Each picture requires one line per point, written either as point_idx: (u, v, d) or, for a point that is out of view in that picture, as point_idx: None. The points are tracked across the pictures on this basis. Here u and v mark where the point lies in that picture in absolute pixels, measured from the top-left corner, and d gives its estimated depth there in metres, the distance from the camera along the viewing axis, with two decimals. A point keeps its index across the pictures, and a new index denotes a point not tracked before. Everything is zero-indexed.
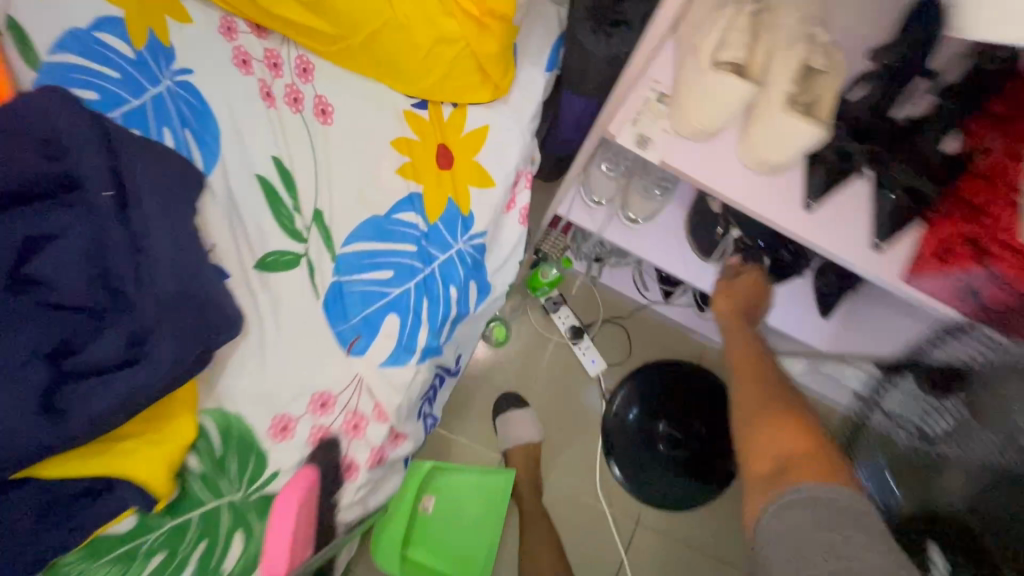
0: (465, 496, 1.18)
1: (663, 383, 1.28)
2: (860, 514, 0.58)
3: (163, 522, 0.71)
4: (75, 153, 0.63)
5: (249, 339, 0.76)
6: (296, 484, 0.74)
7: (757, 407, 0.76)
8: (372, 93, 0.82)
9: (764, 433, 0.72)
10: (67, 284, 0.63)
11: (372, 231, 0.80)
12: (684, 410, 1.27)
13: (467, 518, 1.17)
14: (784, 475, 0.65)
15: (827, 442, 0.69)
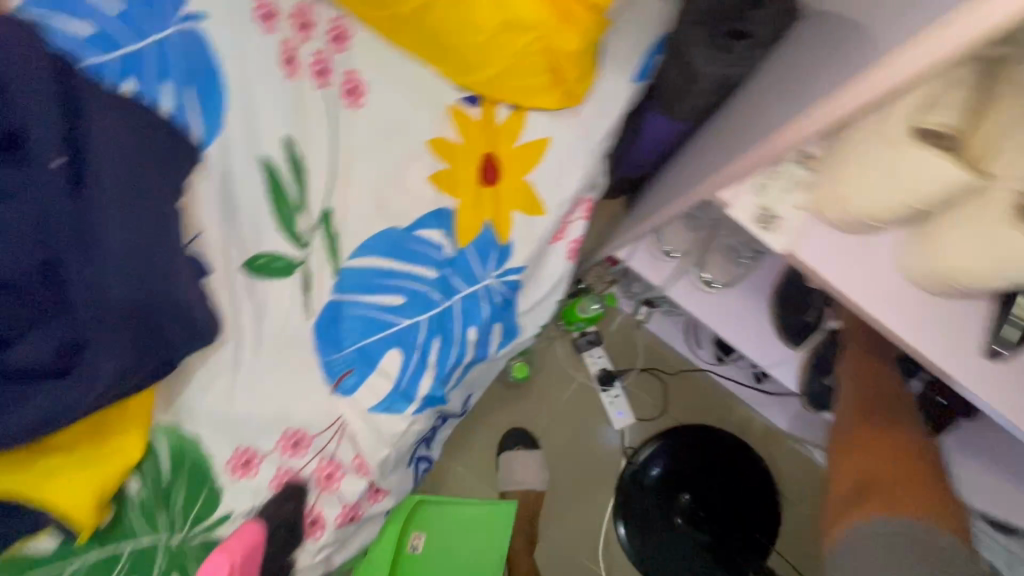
0: (462, 533, 0.97)
1: (696, 450, 1.11)
2: (931, 552, 0.48)
3: (88, 552, 0.59)
4: (24, 104, 0.49)
5: (222, 352, 0.63)
6: (240, 539, 0.58)
7: (847, 423, 0.64)
8: (415, 78, 0.67)
9: (853, 455, 0.61)
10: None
11: (388, 246, 0.66)
12: (711, 484, 1.10)
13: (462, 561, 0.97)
14: (858, 501, 0.55)
15: (926, 472, 0.55)
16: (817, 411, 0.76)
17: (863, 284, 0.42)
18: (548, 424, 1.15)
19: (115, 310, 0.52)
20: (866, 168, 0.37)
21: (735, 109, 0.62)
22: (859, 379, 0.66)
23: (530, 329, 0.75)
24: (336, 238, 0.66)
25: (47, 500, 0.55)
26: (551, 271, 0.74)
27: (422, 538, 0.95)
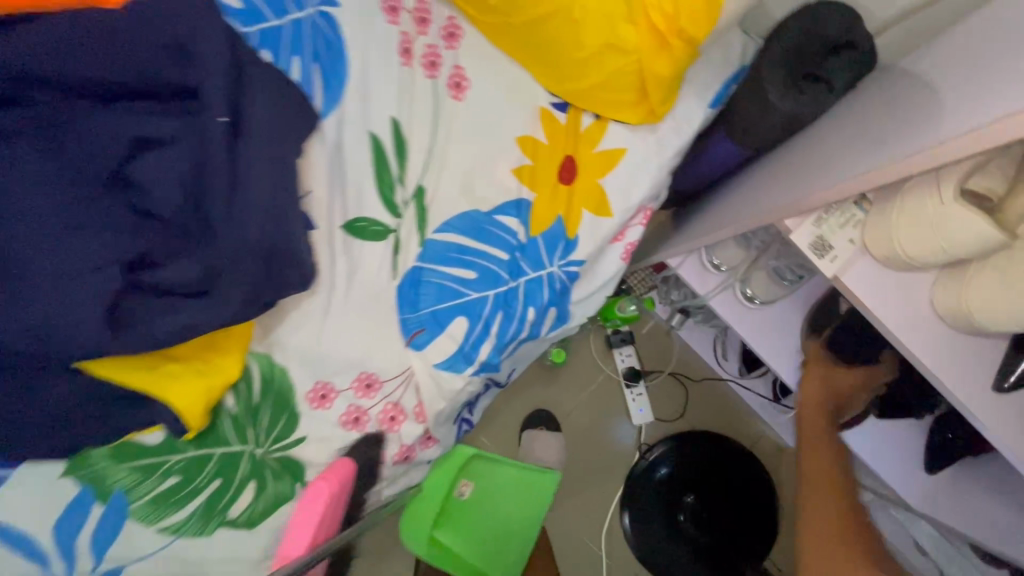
0: (507, 492, 0.98)
1: (706, 455, 1.18)
2: None
3: (187, 449, 0.71)
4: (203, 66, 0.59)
5: (316, 297, 0.72)
6: (334, 473, 0.69)
7: (828, 523, 0.82)
8: (513, 81, 0.75)
9: (825, 549, 0.80)
10: (160, 193, 0.61)
11: (469, 225, 0.75)
12: (717, 489, 1.16)
13: (502, 515, 0.98)
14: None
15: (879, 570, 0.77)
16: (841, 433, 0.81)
17: (892, 308, 0.49)
18: (571, 410, 1.23)
19: (249, 248, 0.61)
20: (913, 215, 0.44)
21: (800, 146, 0.69)
22: (824, 474, 0.84)
23: (578, 318, 0.83)
24: (426, 212, 0.75)
25: (167, 397, 0.66)
26: (605, 269, 0.82)
27: (469, 486, 0.96)
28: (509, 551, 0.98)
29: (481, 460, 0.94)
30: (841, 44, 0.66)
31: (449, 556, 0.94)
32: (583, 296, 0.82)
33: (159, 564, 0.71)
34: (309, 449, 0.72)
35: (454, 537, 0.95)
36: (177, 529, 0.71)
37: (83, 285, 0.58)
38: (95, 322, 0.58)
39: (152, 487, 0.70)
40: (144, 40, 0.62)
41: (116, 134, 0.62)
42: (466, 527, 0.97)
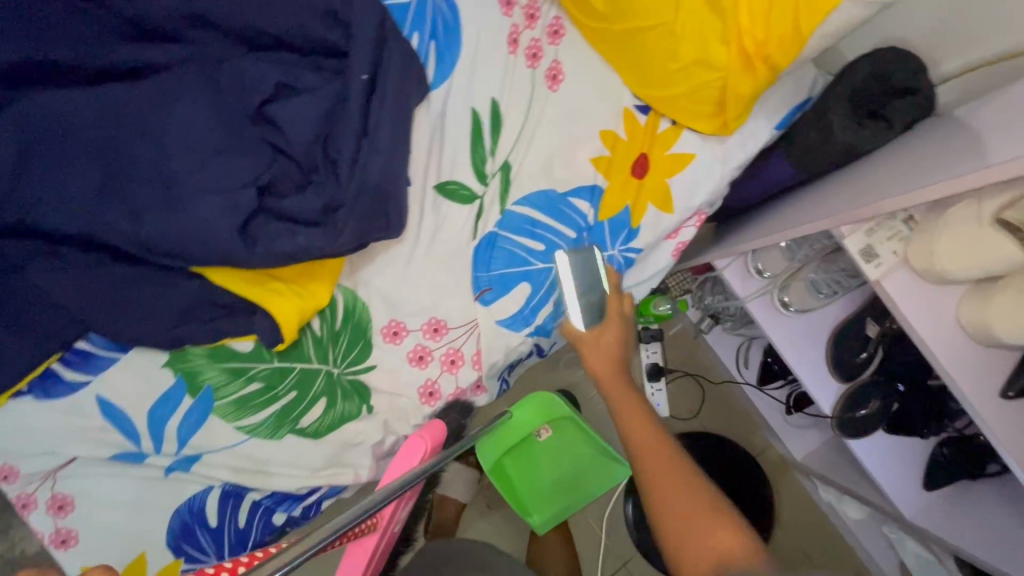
0: (574, 454, 1.15)
1: (715, 457, 1.24)
2: None
3: (272, 359, 0.80)
4: (355, 33, 0.70)
5: (402, 246, 0.82)
6: (429, 432, 0.75)
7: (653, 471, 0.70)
8: (604, 81, 0.84)
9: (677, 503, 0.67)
10: (296, 132, 0.72)
11: (545, 203, 0.84)
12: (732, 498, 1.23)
13: (558, 466, 1.16)
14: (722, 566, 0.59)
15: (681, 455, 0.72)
16: (847, 440, 0.87)
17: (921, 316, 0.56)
18: (592, 395, 1.32)
19: (360, 190, 0.71)
20: (955, 238, 0.52)
21: (855, 173, 0.77)
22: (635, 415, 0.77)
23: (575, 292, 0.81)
24: (509, 186, 0.84)
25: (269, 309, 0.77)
26: (657, 261, 0.90)
27: (547, 432, 1.13)
28: (553, 496, 1.17)
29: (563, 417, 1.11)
30: (905, 87, 0.73)
31: (512, 479, 1.15)
32: (581, 265, 0.81)
33: (232, 457, 0.80)
34: (376, 377, 0.81)
35: (518, 468, 1.15)
36: (253, 429, 0.79)
37: (227, 201, 0.69)
38: (232, 232, 0.69)
39: (237, 389, 0.80)
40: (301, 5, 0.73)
41: (263, 79, 0.73)
42: (530, 465, 1.16)
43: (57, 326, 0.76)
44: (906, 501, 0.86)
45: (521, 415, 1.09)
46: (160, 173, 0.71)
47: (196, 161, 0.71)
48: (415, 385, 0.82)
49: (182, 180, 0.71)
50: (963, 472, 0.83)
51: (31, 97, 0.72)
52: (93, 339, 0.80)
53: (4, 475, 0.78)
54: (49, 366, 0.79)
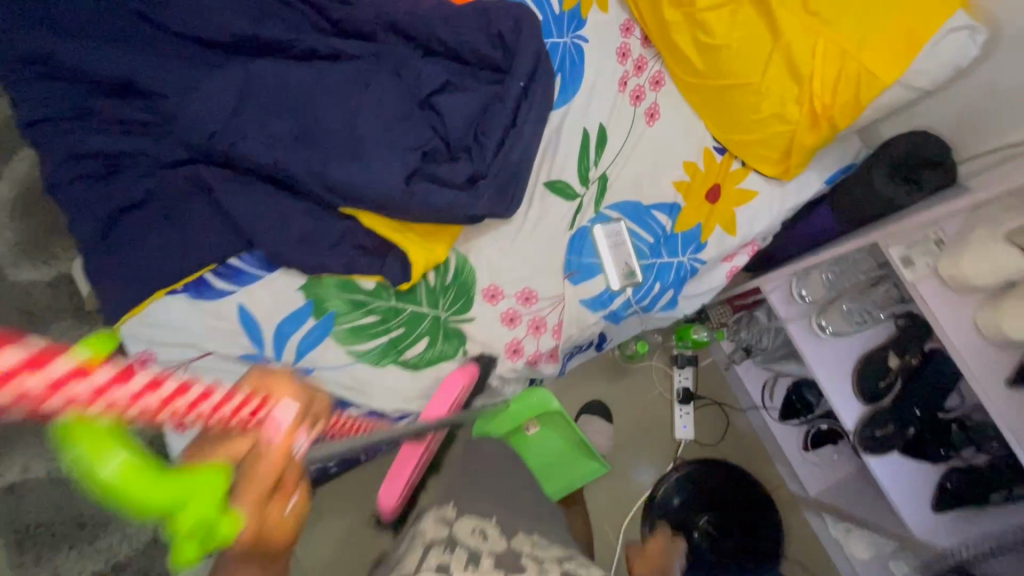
0: (555, 444, 1.24)
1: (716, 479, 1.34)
2: None
3: (389, 298, 0.94)
4: (519, 54, 0.92)
5: (512, 224, 0.99)
6: (461, 376, 0.91)
7: None
8: (691, 123, 1.04)
9: None
10: (456, 116, 0.91)
11: (632, 211, 1.01)
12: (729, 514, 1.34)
13: (546, 458, 1.25)
14: None
15: None
16: (863, 455, 1.00)
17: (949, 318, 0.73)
18: (624, 409, 1.43)
19: (501, 168, 0.90)
20: (976, 252, 0.69)
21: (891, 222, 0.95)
22: None
23: (612, 265, 0.98)
24: (605, 192, 1.02)
25: (405, 253, 0.93)
26: (714, 275, 1.06)
27: (534, 426, 1.20)
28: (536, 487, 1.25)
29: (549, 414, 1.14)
30: (936, 161, 0.92)
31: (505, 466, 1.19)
32: (615, 241, 0.99)
33: (340, 375, 0.92)
34: (473, 329, 0.95)
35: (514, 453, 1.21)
36: (364, 354, 0.92)
37: (398, 160, 0.88)
38: (399, 182, 0.86)
39: (355, 318, 0.93)
40: (478, 28, 0.94)
41: (437, 76, 0.93)
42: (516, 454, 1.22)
43: (224, 239, 0.92)
44: (912, 513, 0.97)
45: (516, 408, 1.11)
46: (345, 131, 0.90)
47: (375, 126, 0.90)
48: (503, 342, 0.96)
49: (364, 138, 0.89)
50: (968, 501, 0.94)
51: (258, 63, 0.93)
52: (244, 258, 0.95)
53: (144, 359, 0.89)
54: (202, 275, 0.93)
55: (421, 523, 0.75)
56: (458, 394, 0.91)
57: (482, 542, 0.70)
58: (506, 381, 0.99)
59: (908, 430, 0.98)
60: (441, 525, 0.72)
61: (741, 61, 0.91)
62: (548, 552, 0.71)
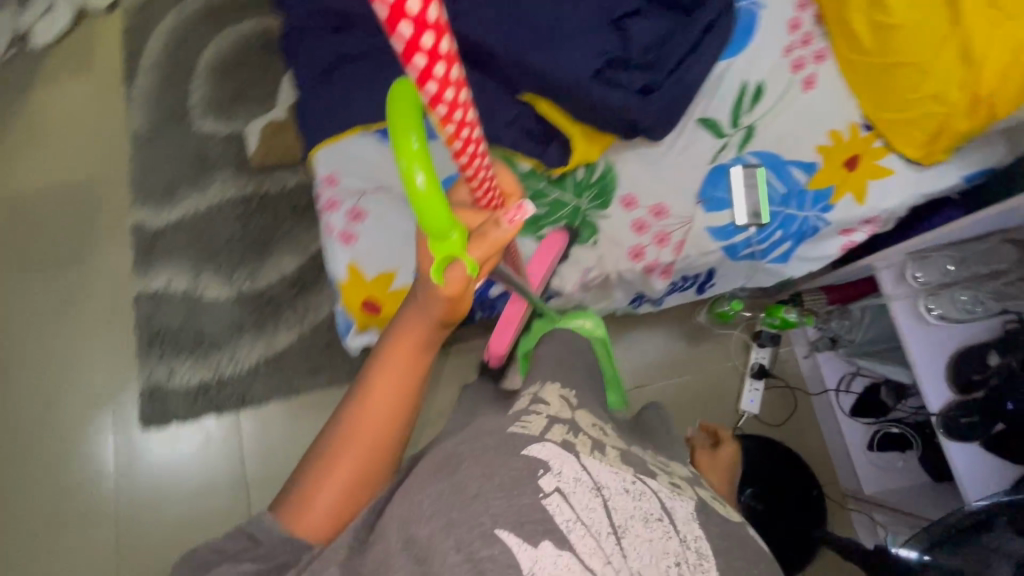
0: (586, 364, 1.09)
1: (766, 456, 1.38)
2: None
3: (540, 183, 1.08)
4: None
5: (659, 146, 1.10)
6: (552, 240, 1.02)
7: None
8: (845, 97, 1.11)
9: None
10: (641, 39, 1.05)
11: (771, 161, 1.10)
12: (777, 504, 1.34)
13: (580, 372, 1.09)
14: None
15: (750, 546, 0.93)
16: (945, 439, 1.04)
17: None
18: (697, 369, 1.50)
19: (671, 89, 1.04)
20: None
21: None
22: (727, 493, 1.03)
23: (744, 203, 1.07)
24: (750, 139, 1.11)
25: (569, 142, 1.08)
26: (830, 240, 1.13)
27: None
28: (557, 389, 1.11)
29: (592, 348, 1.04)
30: None
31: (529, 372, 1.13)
32: (751, 183, 1.08)
33: None
34: (604, 226, 1.08)
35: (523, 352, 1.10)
36: None
37: (588, 60, 1.02)
38: (585, 79, 1.01)
39: None
40: None
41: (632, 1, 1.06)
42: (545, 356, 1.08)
43: None
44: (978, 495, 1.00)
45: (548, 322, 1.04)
46: (545, 26, 1.04)
47: (569, 29, 1.03)
48: (628, 245, 1.08)
49: (560, 35, 1.03)
50: None
51: None
52: None
53: (330, 180, 1.10)
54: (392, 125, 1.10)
55: (545, 394, 0.77)
56: (552, 256, 1.02)
57: (602, 436, 0.76)
58: (622, 280, 1.11)
59: (996, 424, 1.00)
60: (564, 408, 0.76)
61: (912, 43, 0.98)
62: (673, 471, 0.81)
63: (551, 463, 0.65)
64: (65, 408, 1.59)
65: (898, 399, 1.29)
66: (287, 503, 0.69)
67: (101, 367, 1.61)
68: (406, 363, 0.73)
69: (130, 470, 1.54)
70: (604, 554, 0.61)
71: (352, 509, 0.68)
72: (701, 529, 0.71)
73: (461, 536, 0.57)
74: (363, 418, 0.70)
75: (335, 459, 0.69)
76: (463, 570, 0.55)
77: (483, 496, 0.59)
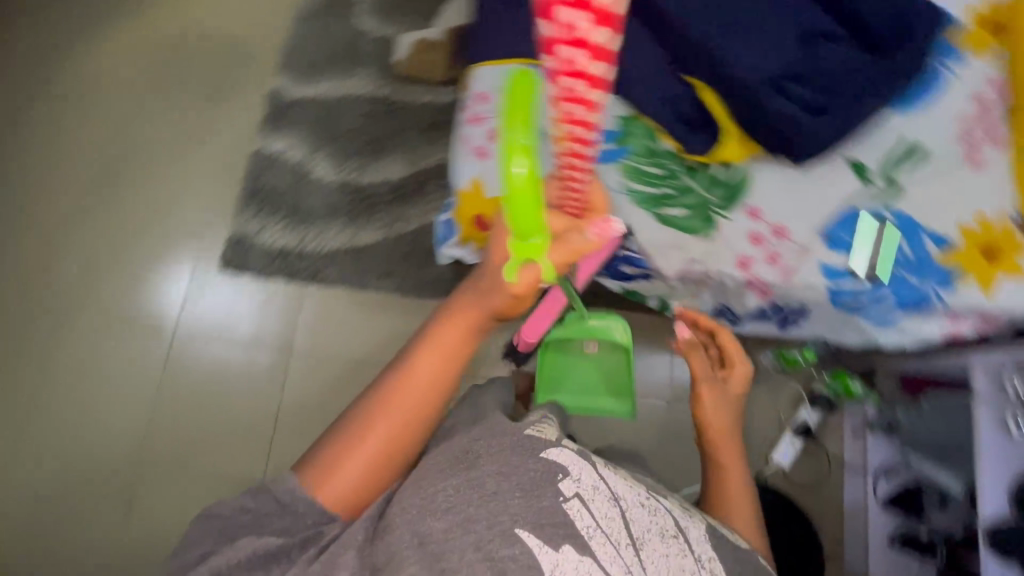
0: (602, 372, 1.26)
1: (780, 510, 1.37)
2: None
3: (677, 166, 1.10)
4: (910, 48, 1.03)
5: (800, 171, 1.10)
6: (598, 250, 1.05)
7: None
8: (1007, 186, 1.06)
9: None
10: (826, 65, 1.04)
11: (905, 222, 1.08)
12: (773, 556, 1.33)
13: (596, 379, 1.26)
14: None
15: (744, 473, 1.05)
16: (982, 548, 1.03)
17: None
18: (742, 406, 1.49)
19: (836, 121, 1.04)
20: None
21: None
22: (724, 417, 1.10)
23: (865, 251, 1.05)
24: (893, 195, 1.09)
25: (718, 137, 1.10)
26: (938, 320, 1.07)
27: (594, 346, 1.23)
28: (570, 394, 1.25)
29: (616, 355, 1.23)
30: None
31: (550, 367, 1.26)
32: (880, 235, 1.06)
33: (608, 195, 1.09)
34: (722, 227, 1.08)
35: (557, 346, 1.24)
36: (637, 192, 1.08)
37: (768, 68, 1.03)
38: (759, 84, 1.02)
39: (647, 162, 1.09)
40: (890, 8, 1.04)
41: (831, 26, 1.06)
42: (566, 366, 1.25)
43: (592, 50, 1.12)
44: None
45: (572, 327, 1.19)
46: (738, 21, 1.04)
47: (766, 36, 1.03)
48: (738, 252, 1.08)
49: (749, 35, 1.04)
50: None
51: None
52: None
53: (483, 97, 1.13)
54: None
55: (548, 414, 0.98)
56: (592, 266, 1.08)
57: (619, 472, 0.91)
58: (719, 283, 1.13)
59: None
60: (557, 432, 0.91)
61: None
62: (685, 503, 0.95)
63: (571, 470, 0.83)
64: (162, 226, 1.71)
65: (941, 509, 1.22)
66: (312, 470, 0.82)
67: (202, 204, 1.73)
68: (434, 374, 0.87)
69: (196, 302, 1.65)
70: (623, 561, 0.77)
71: (366, 489, 0.83)
72: (713, 551, 0.85)
73: (479, 535, 0.74)
74: (385, 419, 0.84)
75: (360, 449, 0.83)
76: (482, 566, 0.72)
77: (501, 495, 0.78)
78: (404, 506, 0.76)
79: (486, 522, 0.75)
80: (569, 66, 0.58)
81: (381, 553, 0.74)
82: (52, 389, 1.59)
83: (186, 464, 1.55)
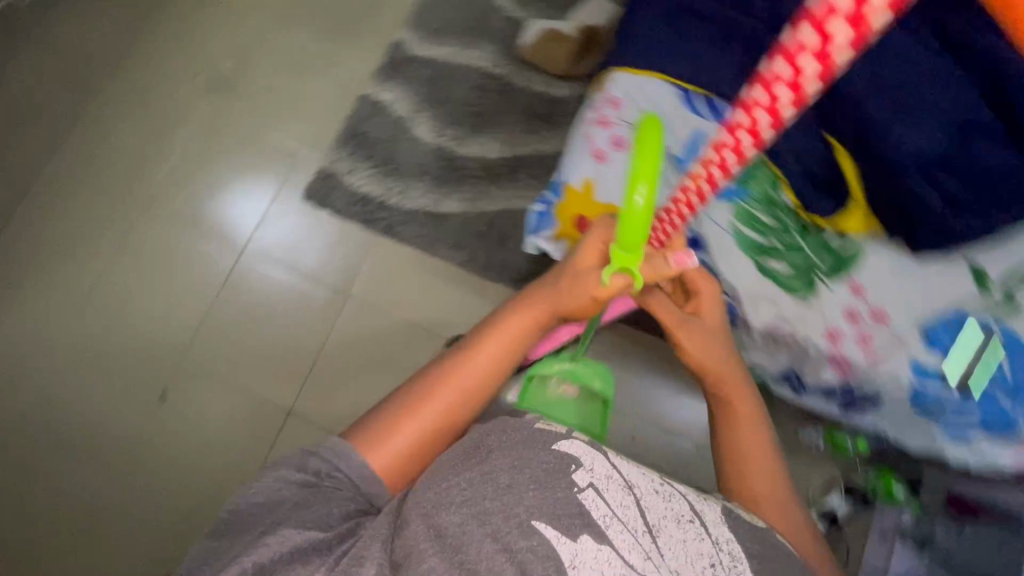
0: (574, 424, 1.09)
1: None
2: None
3: (794, 222, 1.08)
4: None
5: (916, 261, 1.05)
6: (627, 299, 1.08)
7: None
8: None
9: None
10: (977, 164, 0.99)
11: (1016, 343, 1.01)
12: None
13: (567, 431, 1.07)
14: None
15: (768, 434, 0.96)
16: None
17: None
18: None
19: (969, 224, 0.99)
20: None
21: None
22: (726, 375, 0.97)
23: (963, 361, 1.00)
24: (1012, 310, 1.02)
25: (845, 203, 1.07)
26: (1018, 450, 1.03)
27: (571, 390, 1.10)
28: None
29: (592, 406, 1.11)
30: None
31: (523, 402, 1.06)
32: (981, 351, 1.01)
33: (717, 234, 1.08)
34: (822, 295, 1.07)
35: (540, 378, 1.08)
36: (746, 239, 1.07)
37: (914, 151, 0.98)
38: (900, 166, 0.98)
39: (764, 211, 1.07)
40: None
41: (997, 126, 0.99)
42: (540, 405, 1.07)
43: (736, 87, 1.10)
44: None
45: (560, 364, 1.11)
46: (897, 96, 1.00)
47: (924, 117, 0.99)
48: (831, 324, 1.07)
49: (906, 113, 0.99)
50: None
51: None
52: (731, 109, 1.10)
53: (614, 103, 1.12)
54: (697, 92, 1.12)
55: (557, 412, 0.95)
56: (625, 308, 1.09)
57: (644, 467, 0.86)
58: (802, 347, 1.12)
59: None
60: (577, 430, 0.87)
61: None
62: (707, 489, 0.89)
63: (582, 460, 0.80)
64: (258, 142, 1.76)
65: None
66: (362, 435, 0.87)
67: (302, 132, 1.77)
68: (493, 363, 0.92)
69: (272, 221, 1.69)
70: (641, 548, 0.75)
71: (411, 460, 0.85)
72: (731, 532, 0.79)
73: (496, 527, 0.73)
74: (440, 398, 0.89)
75: (414, 417, 0.87)
76: (499, 558, 0.71)
77: (517, 488, 0.75)
78: (418, 501, 0.76)
79: (502, 515, 0.74)
80: (748, 128, 0.54)
81: (399, 549, 0.74)
82: (122, 264, 1.66)
83: (223, 371, 1.60)
